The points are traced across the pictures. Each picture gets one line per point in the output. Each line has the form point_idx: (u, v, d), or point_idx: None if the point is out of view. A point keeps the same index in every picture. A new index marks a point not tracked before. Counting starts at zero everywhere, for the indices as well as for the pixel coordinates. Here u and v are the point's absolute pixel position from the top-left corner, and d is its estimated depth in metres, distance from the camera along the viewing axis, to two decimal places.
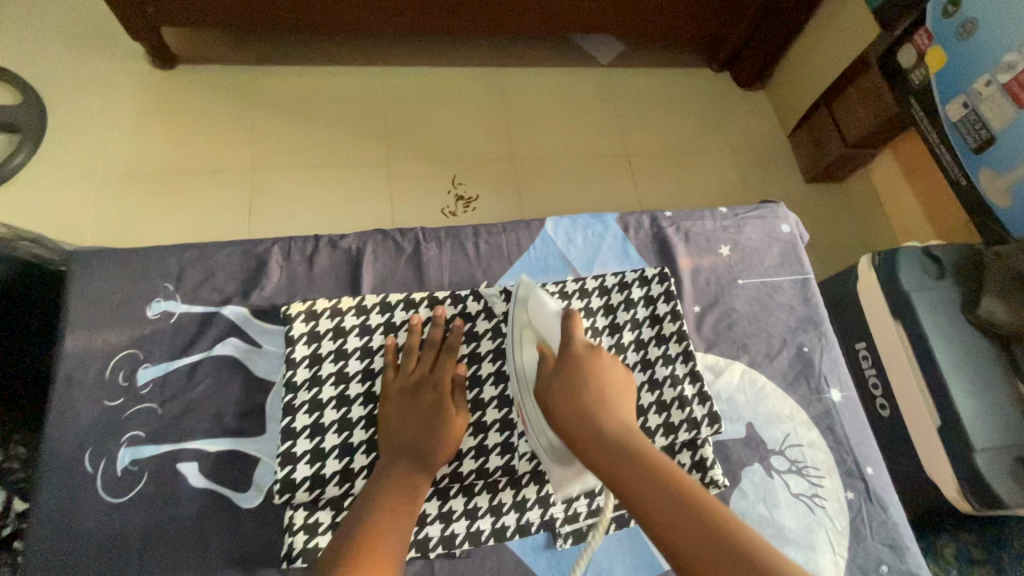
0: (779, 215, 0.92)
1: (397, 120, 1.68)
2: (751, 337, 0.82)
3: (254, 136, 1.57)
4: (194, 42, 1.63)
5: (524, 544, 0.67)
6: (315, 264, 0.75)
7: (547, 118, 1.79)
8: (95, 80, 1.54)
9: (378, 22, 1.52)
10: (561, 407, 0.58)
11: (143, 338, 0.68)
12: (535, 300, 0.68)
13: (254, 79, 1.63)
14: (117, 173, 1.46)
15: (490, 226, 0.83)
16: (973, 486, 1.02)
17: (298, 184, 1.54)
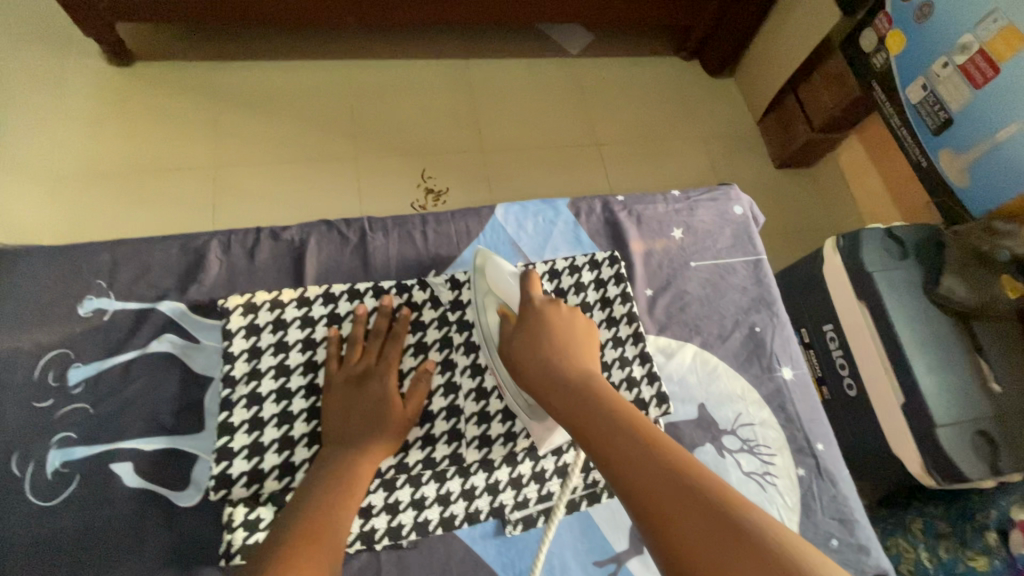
0: (732, 197, 0.92)
1: (364, 113, 1.65)
2: (703, 319, 0.82)
3: (215, 132, 1.53)
4: (152, 38, 1.58)
5: (473, 533, 0.66)
6: (256, 257, 0.74)
7: (516, 108, 1.77)
8: (48, 78, 1.49)
9: (342, 15, 1.49)
10: (521, 356, 0.60)
11: (74, 337, 0.66)
12: (491, 265, 0.69)
13: (216, 74, 1.59)
14: (72, 172, 1.42)
15: (439, 214, 0.81)
16: (934, 460, 1.03)
17: (263, 180, 1.52)
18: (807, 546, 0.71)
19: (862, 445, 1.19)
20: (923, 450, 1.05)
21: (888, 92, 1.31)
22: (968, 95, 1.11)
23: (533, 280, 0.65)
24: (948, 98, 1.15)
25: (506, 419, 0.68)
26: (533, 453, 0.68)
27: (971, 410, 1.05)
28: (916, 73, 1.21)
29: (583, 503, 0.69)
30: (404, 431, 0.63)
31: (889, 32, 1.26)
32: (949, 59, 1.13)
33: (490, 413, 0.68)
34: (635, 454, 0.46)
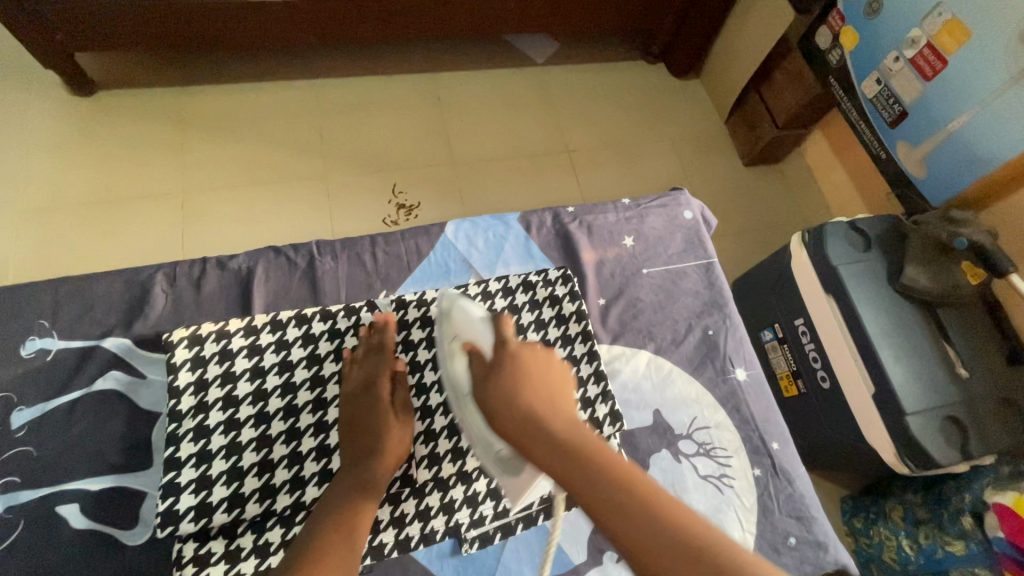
0: (682, 202, 0.93)
1: (332, 132, 1.66)
2: (656, 325, 0.83)
3: (182, 158, 1.53)
4: (114, 66, 1.58)
5: (430, 553, 0.67)
6: (203, 288, 0.73)
7: (484, 119, 1.79)
8: (10, 112, 1.48)
9: (304, 35, 1.50)
10: (510, 416, 0.55)
11: (17, 379, 0.66)
12: (458, 309, 0.70)
13: (180, 100, 1.59)
14: (36, 206, 1.40)
15: (388, 235, 0.82)
16: (906, 448, 1.05)
17: (234, 202, 1.51)
18: (766, 546, 0.72)
19: (837, 436, 1.20)
20: (894, 439, 1.06)
21: (845, 88, 1.33)
22: (920, 87, 1.14)
23: (507, 323, 0.63)
24: (901, 92, 1.18)
25: (455, 435, 0.69)
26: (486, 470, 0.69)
27: (938, 397, 1.06)
28: (871, 67, 1.24)
29: (539, 517, 0.69)
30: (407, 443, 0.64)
31: (841, 30, 1.29)
32: (899, 53, 1.15)
33: (438, 432, 0.69)
34: (667, 542, 0.43)
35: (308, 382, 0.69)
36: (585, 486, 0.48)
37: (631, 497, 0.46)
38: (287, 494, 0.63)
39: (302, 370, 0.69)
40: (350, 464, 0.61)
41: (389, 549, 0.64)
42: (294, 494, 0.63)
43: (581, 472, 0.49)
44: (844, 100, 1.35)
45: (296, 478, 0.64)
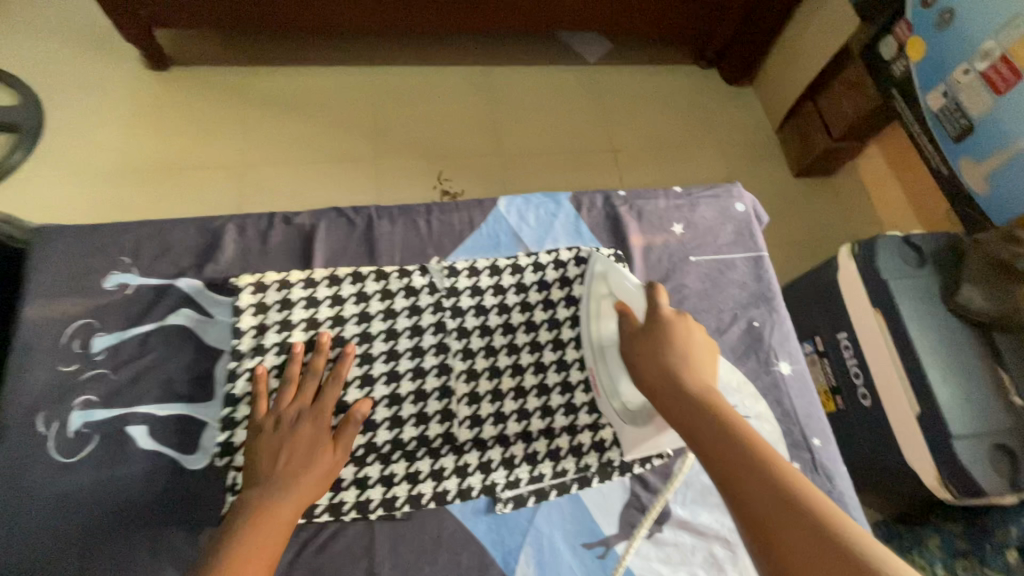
0: (734, 195, 0.93)
1: (384, 118, 1.71)
2: (701, 313, 0.83)
3: (242, 133, 1.61)
4: (185, 42, 1.67)
5: (465, 508, 0.68)
6: (269, 239, 0.78)
7: (531, 114, 1.81)
8: (90, 81, 1.60)
9: (366, 22, 1.56)
10: (656, 376, 0.61)
11: (99, 308, 0.71)
12: (613, 272, 0.73)
13: (245, 79, 1.67)
14: (109, 169, 1.51)
15: (444, 205, 0.84)
16: (950, 471, 1.01)
17: (288, 178, 1.58)
18: None
19: (876, 454, 1.16)
20: (938, 461, 1.02)
21: (908, 101, 1.30)
22: (990, 101, 1.10)
23: (661, 291, 0.66)
24: (969, 105, 1.14)
25: (496, 401, 0.72)
26: (525, 435, 0.71)
27: (987, 422, 1.02)
28: (937, 80, 1.20)
29: (574, 486, 0.70)
30: (337, 471, 0.63)
31: (907, 41, 1.25)
32: (970, 65, 1.12)
33: (481, 395, 0.72)
34: (785, 513, 0.46)
35: (360, 338, 0.72)
36: (732, 460, 0.51)
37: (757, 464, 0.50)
38: None
39: (354, 324, 0.72)
40: (270, 481, 0.59)
41: (426, 500, 0.67)
42: None
43: (714, 436, 0.54)
44: (905, 112, 1.32)
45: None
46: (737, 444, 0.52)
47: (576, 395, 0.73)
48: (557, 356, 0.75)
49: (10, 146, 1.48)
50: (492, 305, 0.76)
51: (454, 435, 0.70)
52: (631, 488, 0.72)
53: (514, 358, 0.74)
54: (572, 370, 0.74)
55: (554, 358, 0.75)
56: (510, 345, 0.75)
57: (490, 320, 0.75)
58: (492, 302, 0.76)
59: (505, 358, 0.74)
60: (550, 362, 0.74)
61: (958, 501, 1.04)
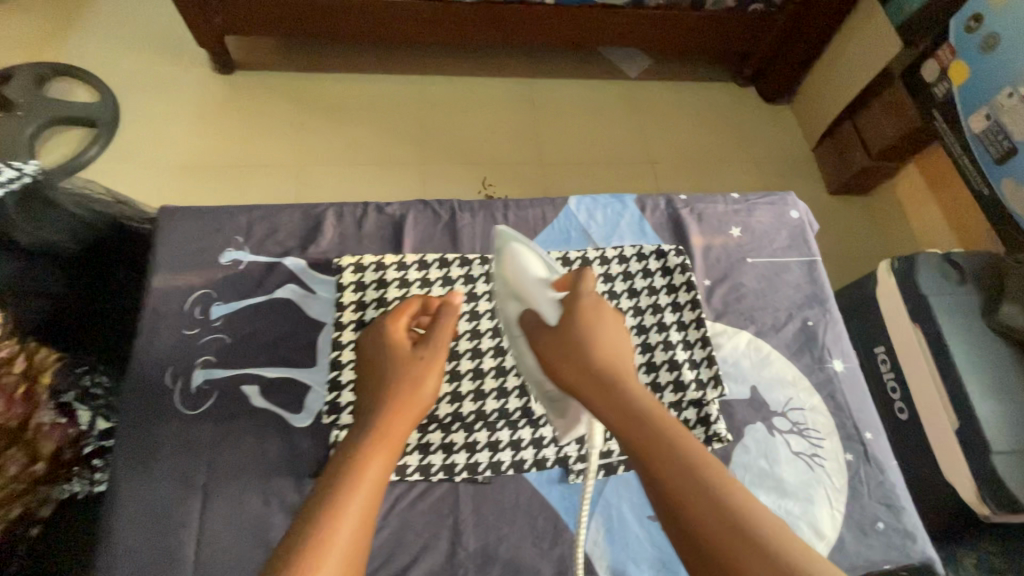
0: (789, 202, 0.98)
1: (432, 126, 1.82)
2: (758, 310, 0.88)
3: (300, 137, 1.74)
4: (250, 52, 1.84)
5: (540, 477, 0.74)
6: (363, 226, 0.85)
7: (570, 126, 1.89)
8: (166, 86, 1.77)
9: (420, 33, 1.68)
10: (570, 369, 0.58)
11: (217, 281, 0.79)
12: (512, 255, 0.72)
13: (305, 87, 1.82)
14: (179, 165, 1.66)
15: (519, 201, 0.91)
16: (989, 484, 1.03)
17: (341, 180, 1.70)
18: (855, 527, 0.75)
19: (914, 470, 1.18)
20: (975, 474, 1.05)
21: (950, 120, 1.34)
22: None
23: (588, 278, 0.63)
24: (1011, 127, 1.18)
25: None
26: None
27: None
28: (980, 102, 1.25)
29: None
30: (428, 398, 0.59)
31: (951, 64, 1.31)
32: (1014, 89, 1.17)
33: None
34: (710, 505, 0.47)
35: None
36: (674, 473, 0.49)
37: (698, 477, 0.48)
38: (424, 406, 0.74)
39: None
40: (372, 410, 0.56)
41: (507, 466, 0.73)
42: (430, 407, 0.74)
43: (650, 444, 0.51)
44: (948, 134, 1.37)
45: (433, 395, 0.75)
46: (662, 438, 0.51)
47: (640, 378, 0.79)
48: None
49: (90, 139, 1.65)
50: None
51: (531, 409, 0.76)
52: None
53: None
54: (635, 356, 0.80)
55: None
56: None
57: None
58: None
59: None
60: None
61: (994, 518, 1.04)
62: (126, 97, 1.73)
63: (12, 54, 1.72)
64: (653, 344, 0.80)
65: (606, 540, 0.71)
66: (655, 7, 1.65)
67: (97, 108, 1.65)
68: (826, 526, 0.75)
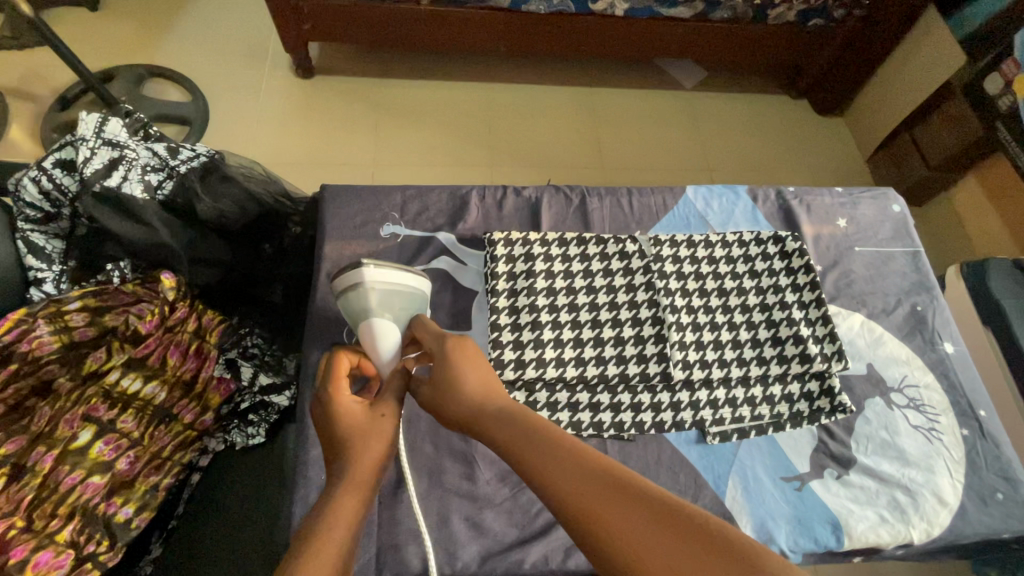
0: (890, 197, 1.04)
1: (500, 130, 1.92)
2: (869, 295, 0.94)
3: (378, 137, 1.85)
4: (332, 58, 1.97)
5: (679, 437, 0.80)
6: (504, 207, 0.93)
7: (630, 132, 1.98)
8: (255, 87, 1.89)
9: (492, 42, 1.79)
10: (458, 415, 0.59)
11: (379, 251, 0.87)
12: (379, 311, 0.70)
13: (383, 91, 1.93)
14: (268, 160, 1.78)
15: (641, 188, 0.98)
16: None
17: (416, 178, 1.80)
18: (975, 496, 0.79)
19: None
20: None
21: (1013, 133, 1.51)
22: None
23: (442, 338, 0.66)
24: None
25: (700, 349, 0.83)
26: (726, 381, 0.82)
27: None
28: None
29: (770, 429, 0.81)
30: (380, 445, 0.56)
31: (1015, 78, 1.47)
32: None
33: (687, 344, 0.83)
34: (635, 520, 0.45)
35: (585, 290, 0.86)
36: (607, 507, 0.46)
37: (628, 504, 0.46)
38: (573, 368, 0.81)
39: (581, 279, 0.86)
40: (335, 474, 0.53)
41: (649, 425, 0.79)
42: (579, 369, 0.81)
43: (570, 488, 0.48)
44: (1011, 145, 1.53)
45: (579, 358, 0.81)
46: (542, 458, 0.51)
47: (766, 351, 0.84)
48: (748, 318, 0.86)
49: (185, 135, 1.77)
50: (690, 272, 0.89)
51: (672, 375, 0.81)
52: (819, 436, 0.82)
53: (712, 317, 0.86)
54: (761, 330, 0.86)
55: (746, 319, 0.86)
56: (707, 306, 0.87)
57: (689, 284, 0.88)
58: (690, 270, 0.89)
59: (705, 316, 0.86)
60: (743, 322, 0.86)
61: None
62: (218, 97, 1.86)
63: (118, 56, 1.86)
64: (778, 321, 0.86)
65: (743, 497, 0.76)
66: (719, 21, 1.74)
67: (190, 107, 1.79)
68: (947, 493, 0.79)
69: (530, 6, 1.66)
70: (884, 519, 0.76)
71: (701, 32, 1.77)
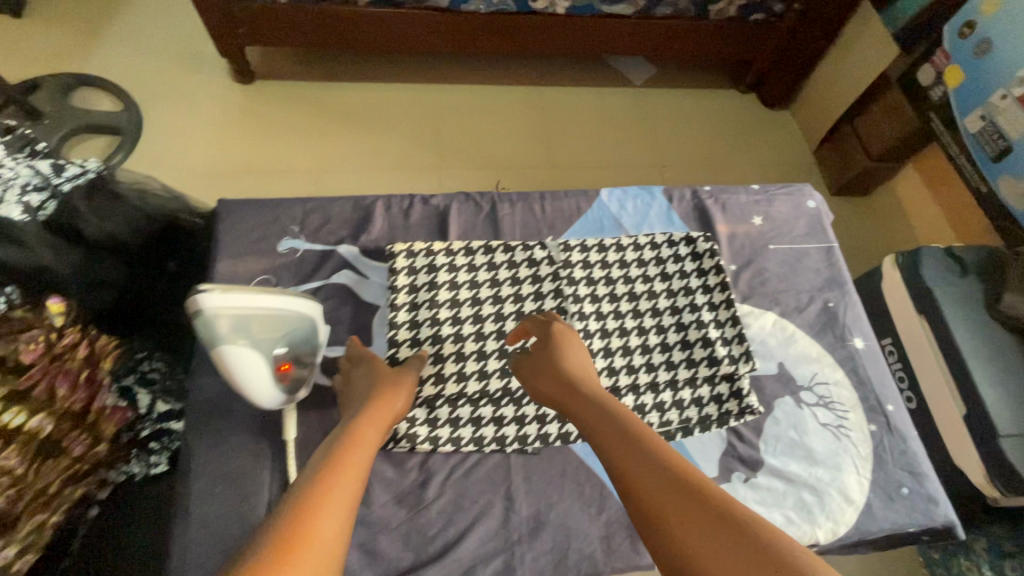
0: (806, 193, 1.04)
1: (450, 131, 1.89)
2: (782, 293, 0.93)
3: (324, 142, 1.80)
4: (278, 62, 1.91)
5: (586, 448, 0.78)
6: (410, 217, 0.90)
7: (581, 130, 1.96)
8: (193, 93, 1.83)
9: (438, 43, 1.75)
10: (552, 388, 0.71)
11: (276, 267, 0.83)
12: (252, 359, 0.65)
13: (330, 94, 1.89)
14: (207, 170, 1.72)
15: (554, 192, 0.96)
16: (997, 466, 1.07)
17: (364, 183, 1.76)
18: (881, 493, 0.80)
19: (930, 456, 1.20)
20: (981, 452, 1.09)
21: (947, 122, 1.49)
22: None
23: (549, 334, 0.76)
24: (1007, 127, 1.32)
25: (608, 357, 0.82)
26: (634, 388, 0.81)
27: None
28: (976, 105, 1.39)
29: (678, 434, 0.80)
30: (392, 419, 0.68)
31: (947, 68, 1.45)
32: (1007, 92, 1.30)
33: (595, 352, 0.82)
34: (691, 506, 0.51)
35: (491, 300, 0.84)
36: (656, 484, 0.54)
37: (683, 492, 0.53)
38: (475, 382, 0.79)
39: (487, 289, 0.84)
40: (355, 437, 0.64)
41: (555, 437, 0.77)
42: (481, 382, 0.79)
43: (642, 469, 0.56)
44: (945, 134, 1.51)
45: (483, 371, 0.80)
46: (626, 441, 0.60)
47: (675, 355, 0.84)
48: (658, 322, 0.86)
49: (116, 146, 1.69)
50: (600, 277, 0.87)
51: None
52: (728, 439, 0.81)
53: (621, 323, 0.85)
54: (669, 334, 0.85)
55: (656, 323, 0.85)
56: (617, 312, 0.85)
57: (599, 290, 0.86)
58: (600, 275, 0.88)
59: (613, 322, 0.85)
60: (651, 327, 0.85)
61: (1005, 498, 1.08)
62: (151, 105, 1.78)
63: (41, 64, 1.77)
64: (687, 325, 0.86)
65: None
66: (661, 18, 1.73)
67: (122, 116, 1.72)
68: (854, 491, 0.79)
69: (470, 6, 1.63)
70: (791, 520, 0.76)
71: (648, 28, 1.76)
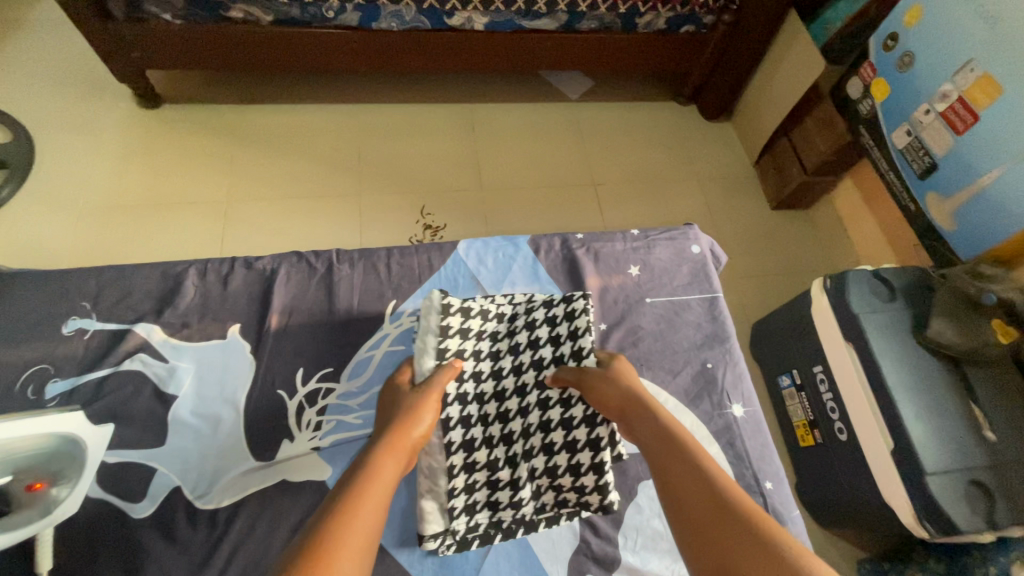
0: (690, 237, 0.95)
1: (370, 153, 1.67)
2: (655, 354, 0.84)
3: (222, 165, 1.57)
4: (173, 82, 1.66)
5: (411, 557, 0.69)
6: (229, 285, 0.79)
7: (516, 147, 1.76)
8: (67, 115, 1.57)
9: (353, 63, 1.51)
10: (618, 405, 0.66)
11: (55, 355, 0.72)
12: None
13: (232, 116, 1.64)
14: (78, 200, 1.46)
15: (402, 248, 0.86)
16: (928, 512, 0.91)
17: (264, 213, 1.53)
18: None
19: (856, 503, 1.07)
20: (914, 500, 0.92)
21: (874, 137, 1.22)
22: (952, 140, 1.03)
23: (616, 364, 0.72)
24: (931, 143, 1.06)
25: (489, 447, 0.72)
26: (512, 483, 0.71)
27: (965, 458, 0.93)
28: (901, 118, 1.13)
29: (518, 533, 0.70)
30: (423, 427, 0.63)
31: (872, 82, 1.18)
32: (930, 106, 1.05)
33: (476, 444, 0.71)
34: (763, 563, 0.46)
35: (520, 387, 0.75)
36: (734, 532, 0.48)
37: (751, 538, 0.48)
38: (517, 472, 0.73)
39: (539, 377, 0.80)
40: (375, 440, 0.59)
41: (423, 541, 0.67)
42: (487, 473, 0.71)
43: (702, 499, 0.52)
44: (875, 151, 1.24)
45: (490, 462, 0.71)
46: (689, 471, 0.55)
47: (558, 456, 0.72)
48: (523, 402, 0.74)
49: None
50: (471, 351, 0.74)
51: (446, 482, 0.69)
52: (581, 534, 0.72)
53: (503, 405, 0.73)
54: (554, 409, 0.74)
55: (543, 401, 0.74)
56: (499, 392, 0.74)
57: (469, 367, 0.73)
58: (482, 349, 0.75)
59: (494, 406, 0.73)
60: (537, 423, 0.73)
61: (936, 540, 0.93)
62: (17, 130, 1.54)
63: None
64: (573, 419, 0.73)
65: None
66: (587, 31, 1.54)
67: (3, 148, 1.44)
68: None
69: (383, 23, 1.41)
70: None
71: (594, 43, 1.57)
